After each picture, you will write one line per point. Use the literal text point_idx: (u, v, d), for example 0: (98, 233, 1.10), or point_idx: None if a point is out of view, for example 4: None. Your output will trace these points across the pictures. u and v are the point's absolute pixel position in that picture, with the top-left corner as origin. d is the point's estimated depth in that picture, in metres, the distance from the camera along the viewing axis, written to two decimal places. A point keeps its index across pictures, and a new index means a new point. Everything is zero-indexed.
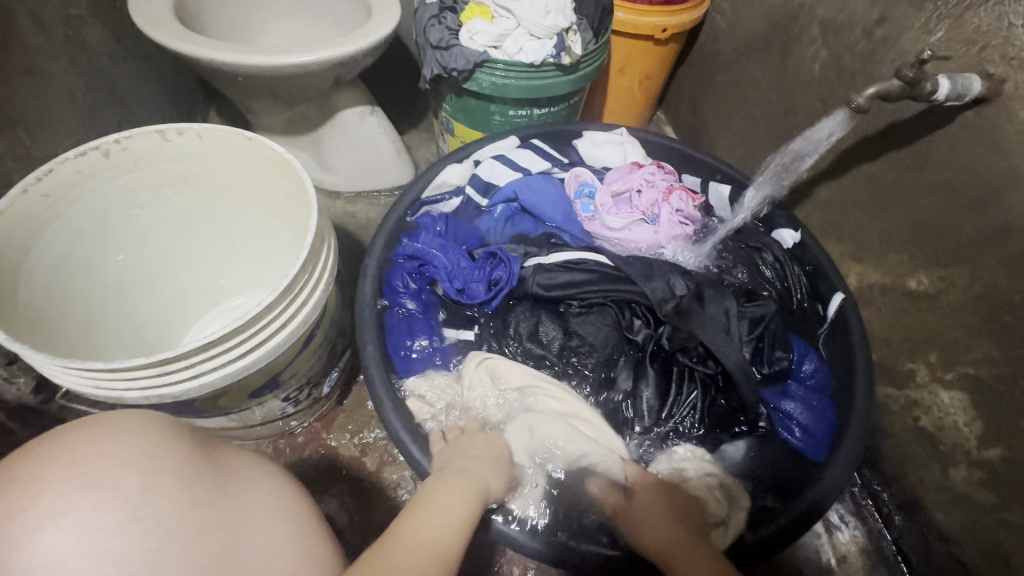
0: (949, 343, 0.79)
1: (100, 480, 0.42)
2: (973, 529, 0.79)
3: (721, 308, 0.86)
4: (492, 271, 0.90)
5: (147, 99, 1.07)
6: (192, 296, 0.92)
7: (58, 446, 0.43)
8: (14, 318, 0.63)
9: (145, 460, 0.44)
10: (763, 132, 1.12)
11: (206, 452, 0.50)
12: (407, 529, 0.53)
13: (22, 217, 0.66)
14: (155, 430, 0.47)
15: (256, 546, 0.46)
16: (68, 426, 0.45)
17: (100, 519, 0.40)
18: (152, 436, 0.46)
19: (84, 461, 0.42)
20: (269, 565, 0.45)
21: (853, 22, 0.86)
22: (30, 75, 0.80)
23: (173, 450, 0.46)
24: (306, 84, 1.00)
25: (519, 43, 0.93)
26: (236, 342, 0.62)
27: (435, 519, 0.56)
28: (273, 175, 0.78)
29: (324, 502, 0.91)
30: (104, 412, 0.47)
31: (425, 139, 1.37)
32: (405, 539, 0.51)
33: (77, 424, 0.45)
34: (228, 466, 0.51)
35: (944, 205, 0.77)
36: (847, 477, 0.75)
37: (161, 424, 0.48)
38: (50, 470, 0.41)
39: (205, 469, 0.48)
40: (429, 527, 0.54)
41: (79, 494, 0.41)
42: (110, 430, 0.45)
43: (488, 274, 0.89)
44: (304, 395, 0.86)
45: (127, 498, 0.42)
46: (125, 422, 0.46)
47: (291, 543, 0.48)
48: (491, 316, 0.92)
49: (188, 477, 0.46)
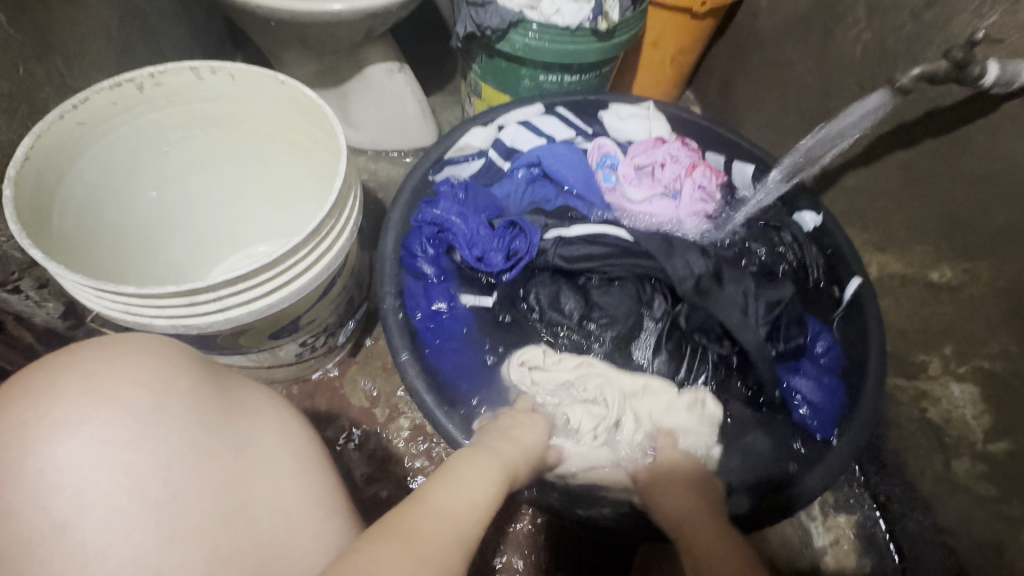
0: (966, 336, 0.79)
1: (110, 395, 0.42)
2: (969, 521, 0.80)
3: (740, 288, 0.86)
4: (511, 243, 0.89)
5: (177, 39, 1.07)
6: (215, 239, 0.93)
7: (70, 359, 0.44)
8: (47, 241, 0.64)
9: (157, 379, 0.44)
10: (796, 116, 1.10)
11: (219, 379, 0.50)
12: (471, 468, 0.55)
13: (59, 143, 0.66)
14: (166, 353, 0.47)
15: (271, 473, 0.46)
16: (88, 342, 0.46)
17: (117, 432, 0.41)
18: (162, 360, 0.46)
19: (97, 376, 0.43)
20: (280, 494, 0.45)
21: (901, 5, 0.84)
22: (69, 3, 0.79)
23: (185, 374, 0.46)
24: (337, 34, 0.99)
25: (557, 4, 0.91)
26: (261, 279, 0.63)
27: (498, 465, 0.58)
28: (303, 121, 0.78)
29: (332, 446, 0.94)
30: (119, 334, 0.47)
31: (450, 102, 1.36)
32: (466, 481, 0.52)
33: (95, 341, 0.46)
34: (239, 394, 0.50)
35: (977, 196, 0.76)
36: (837, 470, 0.77)
37: (174, 350, 0.48)
38: (64, 381, 0.43)
39: (215, 396, 0.47)
40: (489, 473, 0.55)
41: (90, 407, 0.42)
42: (124, 351, 0.45)
43: (506, 244, 0.88)
44: (321, 342, 0.87)
45: (138, 415, 0.42)
46: (137, 343, 0.47)
47: (297, 474, 0.48)
48: (505, 286, 0.90)
49: (199, 401, 0.45)
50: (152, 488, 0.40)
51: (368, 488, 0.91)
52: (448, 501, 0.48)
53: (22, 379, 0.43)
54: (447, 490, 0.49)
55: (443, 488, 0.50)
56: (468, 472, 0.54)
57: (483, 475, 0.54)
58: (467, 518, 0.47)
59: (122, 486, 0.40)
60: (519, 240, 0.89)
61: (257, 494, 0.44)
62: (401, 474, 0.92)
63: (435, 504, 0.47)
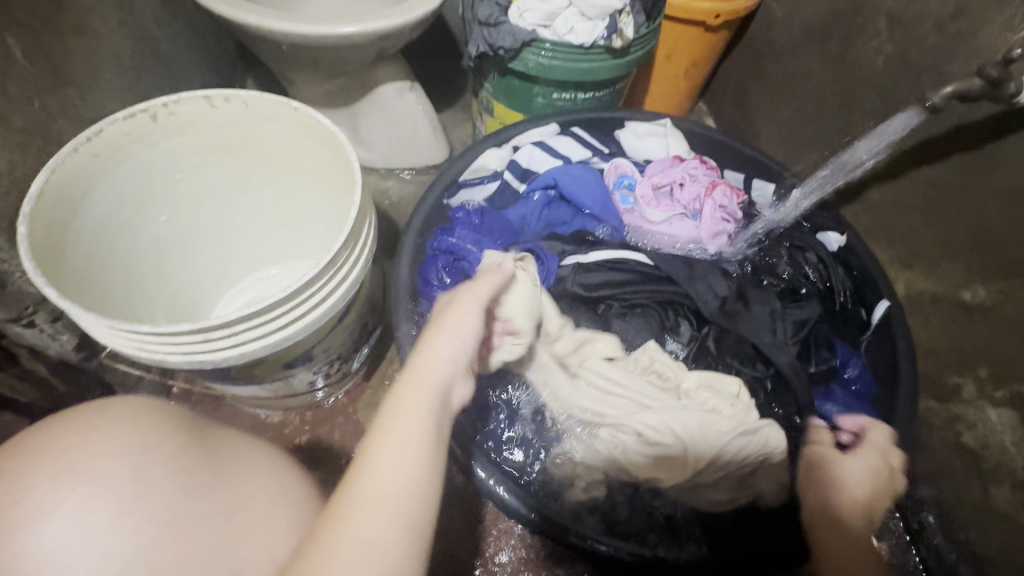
0: (1002, 358, 0.76)
1: (86, 472, 0.41)
2: (1011, 550, 0.77)
3: (766, 308, 0.86)
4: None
5: (189, 64, 1.07)
6: (222, 266, 0.92)
7: (46, 437, 0.43)
8: (63, 277, 0.64)
9: (134, 451, 0.43)
10: (814, 127, 1.08)
11: (206, 437, 0.49)
12: (398, 415, 0.42)
13: (72, 177, 0.66)
14: (144, 418, 0.46)
15: (271, 530, 0.44)
16: (65, 414, 0.45)
17: (91, 515, 0.40)
18: (138, 428, 0.45)
19: (69, 455, 0.42)
20: (281, 553, 0.43)
21: (924, 16, 0.82)
22: (83, 34, 0.79)
23: (165, 439, 0.45)
24: (349, 56, 0.99)
25: (570, 23, 0.89)
26: (277, 313, 0.62)
27: (429, 401, 0.44)
28: (316, 147, 0.77)
29: (349, 472, 0.92)
30: (91, 404, 0.46)
31: (460, 119, 1.36)
32: (390, 447, 0.40)
33: (69, 414, 0.45)
34: (227, 449, 0.49)
35: (1012, 213, 0.73)
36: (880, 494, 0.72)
37: (152, 411, 0.47)
38: (38, 463, 0.41)
39: (201, 459, 0.46)
40: (421, 417, 0.42)
41: (64, 490, 0.40)
42: (98, 422, 0.44)
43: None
44: (335, 368, 0.86)
45: (115, 492, 0.41)
46: (112, 412, 0.45)
47: (305, 527, 0.47)
48: None
49: (183, 466, 0.44)
50: (135, 570, 0.39)
51: None
52: (370, 487, 0.38)
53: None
54: (370, 474, 0.39)
55: (364, 463, 0.39)
56: (396, 421, 0.42)
57: (413, 421, 0.42)
58: (401, 510, 0.38)
59: (102, 571, 0.39)
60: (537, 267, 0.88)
61: (248, 562, 0.42)
62: None
63: (360, 496, 0.38)
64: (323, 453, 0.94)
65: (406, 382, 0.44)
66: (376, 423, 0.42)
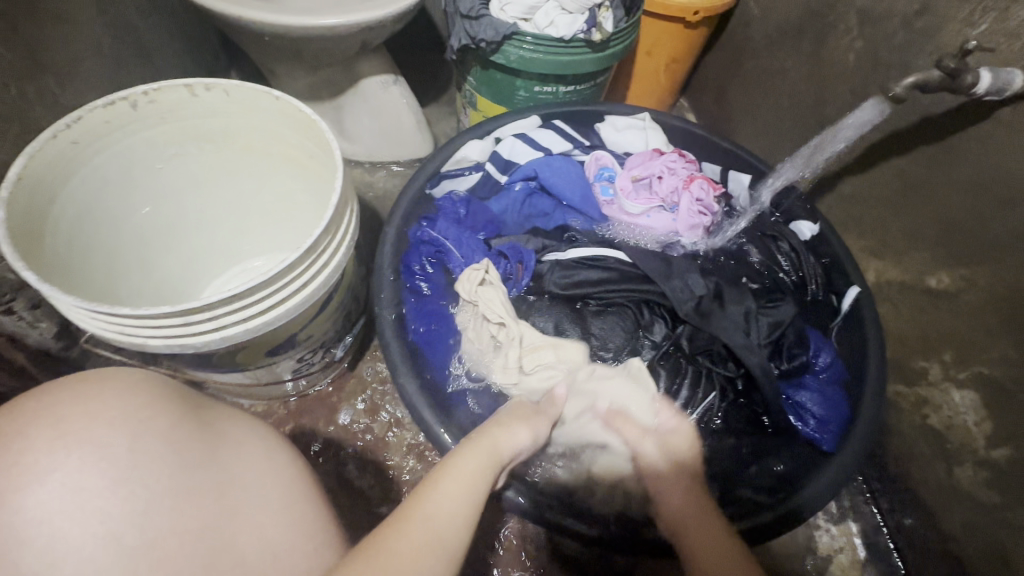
0: (965, 342, 0.79)
1: (81, 439, 0.41)
2: (974, 528, 0.80)
3: (740, 309, 0.86)
4: (504, 269, 0.91)
5: (171, 55, 1.07)
6: (207, 255, 0.92)
7: (41, 403, 0.43)
8: (42, 262, 0.64)
9: (131, 420, 0.43)
10: (790, 122, 1.10)
11: (200, 413, 0.49)
12: (463, 465, 0.53)
13: (50, 162, 0.66)
14: (140, 390, 0.45)
15: (258, 506, 0.45)
16: (58, 383, 0.45)
17: (89, 479, 0.40)
18: (136, 397, 0.45)
19: (68, 419, 0.42)
20: (266, 526, 0.44)
21: (892, 13, 0.85)
22: (62, 22, 0.79)
23: (161, 413, 0.45)
24: (332, 48, 1.00)
25: (551, 16, 0.92)
26: (259, 297, 0.62)
27: (492, 463, 0.56)
28: (298, 136, 0.77)
29: (333, 461, 0.93)
30: (88, 373, 0.46)
31: (445, 113, 1.37)
32: (456, 484, 0.50)
33: (63, 382, 0.45)
34: (220, 426, 0.49)
35: (974, 202, 0.76)
36: (842, 477, 0.75)
37: (149, 385, 0.47)
38: (33, 429, 0.41)
39: (194, 432, 0.46)
40: (482, 473, 0.53)
41: (62, 452, 0.40)
42: (97, 390, 0.44)
43: (502, 269, 0.91)
44: (318, 357, 0.87)
45: (113, 460, 0.41)
46: (111, 382, 0.45)
47: (289, 505, 0.48)
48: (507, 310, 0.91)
49: (179, 438, 0.44)
50: (127, 536, 0.39)
51: (367, 504, 0.90)
52: (431, 509, 0.47)
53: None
54: (436, 496, 0.48)
55: (432, 494, 0.48)
56: (458, 470, 0.52)
57: (474, 473, 0.52)
58: (455, 534, 0.46)
59: (95, 534, 0.39)
60: (513, 264, 0.91)
61: (239, 533, 0.43)
62: (402, 489, 0.91)
63: (425, 515, 0.46)
64: (306, 442, 0.94)
65: (477, 442, 0.57)
66: (443, 468, 0.52)
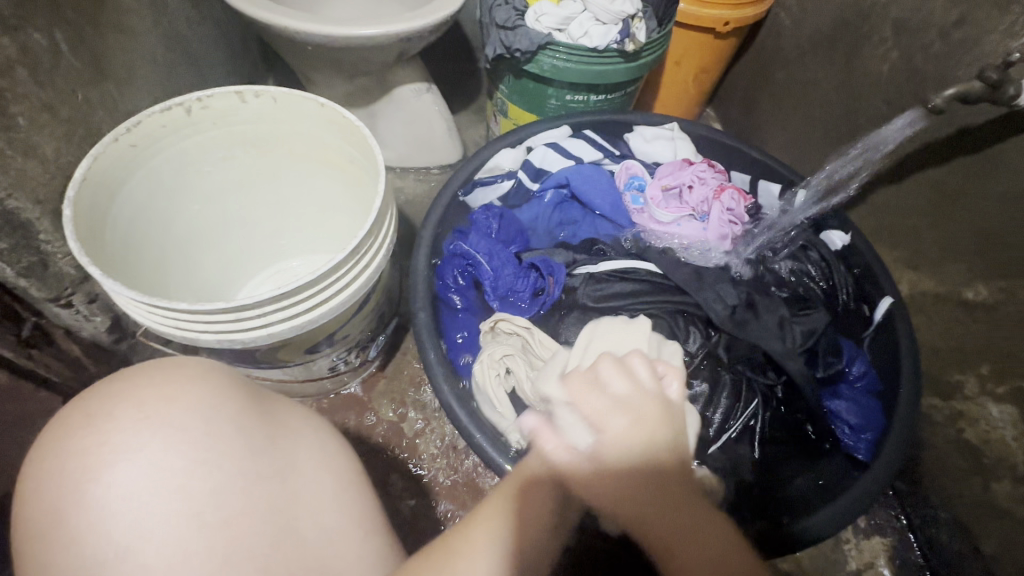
0: (1003, 356, 0.78)
1: (163, 421, 0.43)
2: (1012, 545, 0.78)
3: (775, 317, 0.85)
4: (535, 281, 0.90)
5: (216, 63, 1.11)
6: (248, 256, 0.95)
7: (127, 386, 0.45)
8: (103, 257, 0.68)
9: (207, 405, 0.45)
10: (821, 132, 1.10)
11: (265, 401, 0.50)
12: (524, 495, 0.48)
13: (111, 165, 0.69)
14: (213, 378, 0.47)
15: (319, 494, 0.47)
16: (142, 367, 0.47)
17: (169, 459, 0.42)
18: (211, 385, 0.46)
19: (152, 403, 0.44)
20: (322, 516, 0.46)
21: (929, 24, 0.84)
22: (121, 32, 0.83)
23: (231, 399, 0.47)
24: (370, 57, 1.03)
25: (585, 27, 0.93)
26: (305, 296, 0.65)
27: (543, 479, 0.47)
28: (340, 142, 0.80)
29: (364, 458, 0.95)
30: (166, 358, 0.48)
31: (474, 121, 1.39)
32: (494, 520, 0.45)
33: (147, 365, 0.47)
34: (283, 415, 0.50)
35: (1013, 214, 0.75)
36: (888, 478, 0.75)
37: (220, 374, 0.49)
38: (120, 410, 0.43)
39: (261, 420, 0.47)
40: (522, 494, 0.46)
41: (147, 433, 0.42)
42: (176, 377, 0.46)
43: (532, 283, 0.89)
44: (353, 356, 0.89)
45: (191, 441, 0.43)
46: (188, 367, 0.47)
47: (342, 490, 0.49)
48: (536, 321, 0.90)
49: (248, 424, 0.46)
50: (207, 514, 0.41)
51: (397, 500, 0.92)
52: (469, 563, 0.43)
53: (79, 405, 0.45)
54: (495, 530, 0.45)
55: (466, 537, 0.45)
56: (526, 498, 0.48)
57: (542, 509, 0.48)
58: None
59: (179, 511, 0.40)
60: (544, 277, 0.89)
61: (300, 515, 0.44)
62: (431, 487, 0.93)
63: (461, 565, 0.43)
64: None
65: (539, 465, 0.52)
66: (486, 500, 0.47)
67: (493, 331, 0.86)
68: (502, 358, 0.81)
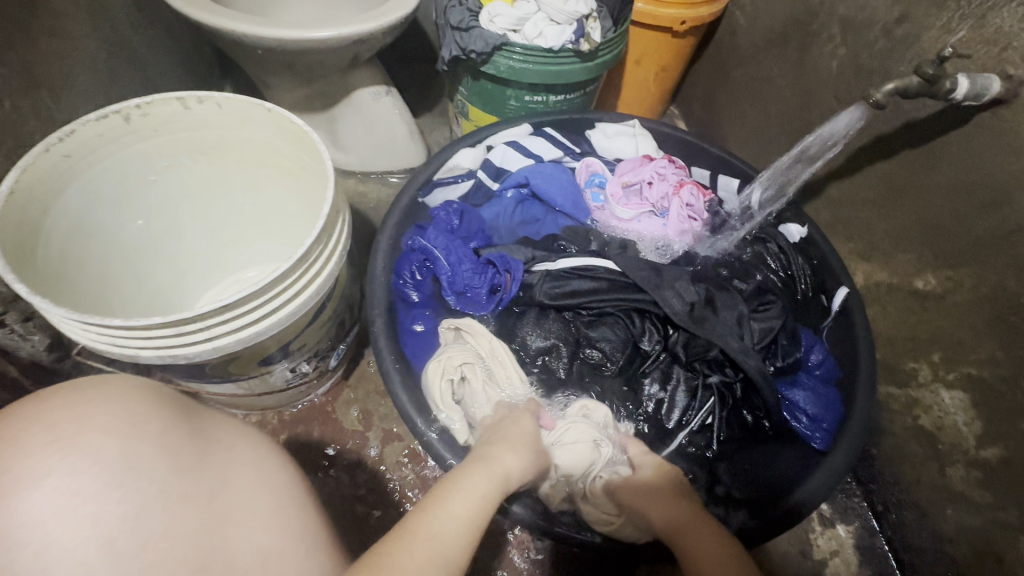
0: (952, 344, 0.79)
1: (75, 444, 0.41)
2: (967, 528, 0.80)
3: (733, 313, 0.86)
4: (493, 278, 0.89)
5: (164, 68, 1.08)
6: (201, 265, 0.93)
7: (38, 410, 0.43)
8: (35, 274, 0.65)
9: (123, 425, 0.43)
10: (777, 128, 1.12)
11: (191, 418, 0.48)
12: (460, 487, 0.54)
13: (46, 175, 0.66)
14: (133, 398, 0.45)
15: (247, 512, 0.45)
16: (59, 387, 0.45)
17: (81, 483, 0.40)
18: (133, 403, 0.45)
19: (64, 427, 0.42)
20: (259, 535, 0.44)
21: (872, 21, 0.86)
22: (56, 37, 0.80)
23: (152, 419, 0.45)
24: (324, 60, 1.01)
25: (540, 28, 0.94)
26: (251, 306, 0.63)
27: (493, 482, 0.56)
28: (290, 148, 0.78)
29: (328, 469, 0.93)
30: (90, 377, 0.47)
31: (438, 123, 1.38)
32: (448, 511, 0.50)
33: (61, 387, 0.45)
34: (211, 433, 0.48)
35: (958, 204, 0.77)
36: (847, 466, 0.76)
37: (145, 392, 0.47)
38: (28, 433, 0.41)
39: (185, 438, 0.46)
40: (483, 489, 0.55)
41: (55, 459, 0.40)
42: (93, 398, 0.44)
43: (489, 280, 0.88)
44: (312, 366, 0.87)
45: (105, 464, 0.41)
46: (111, 387, 0.46)
47: (281, 509, 0.47)
48: (499, 318, 0.91)
49: (170, 443, 0.44)
50: (120, 539, 0.39)
51: (361, 511, 0.89)
52: (435, 527, 0.48)
53: None
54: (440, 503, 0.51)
55: (431, 514, 0.49)
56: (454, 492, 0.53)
57: (462, 495, 0.53)
58: (449, 549, 0.47)
59: (88, 537, 0.38)
60: (501, 273, 0.89)
61: (231, 536, 0.43)
62: (397, 496, 0.91)
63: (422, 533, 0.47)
64: (301, 452, 0.94)
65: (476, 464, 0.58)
66: (438, 492, 0.53)
67: (455, 333, 0.87)
68: (459, 365, 0.80)
